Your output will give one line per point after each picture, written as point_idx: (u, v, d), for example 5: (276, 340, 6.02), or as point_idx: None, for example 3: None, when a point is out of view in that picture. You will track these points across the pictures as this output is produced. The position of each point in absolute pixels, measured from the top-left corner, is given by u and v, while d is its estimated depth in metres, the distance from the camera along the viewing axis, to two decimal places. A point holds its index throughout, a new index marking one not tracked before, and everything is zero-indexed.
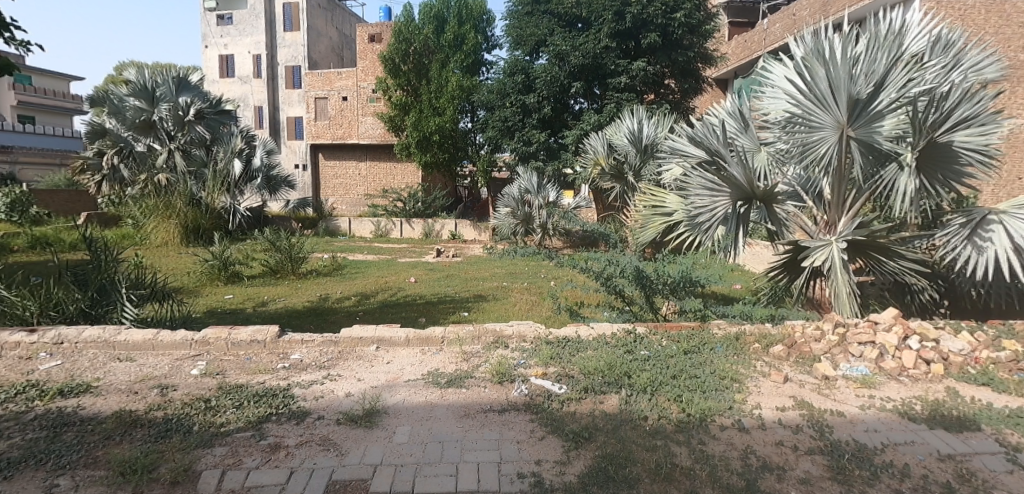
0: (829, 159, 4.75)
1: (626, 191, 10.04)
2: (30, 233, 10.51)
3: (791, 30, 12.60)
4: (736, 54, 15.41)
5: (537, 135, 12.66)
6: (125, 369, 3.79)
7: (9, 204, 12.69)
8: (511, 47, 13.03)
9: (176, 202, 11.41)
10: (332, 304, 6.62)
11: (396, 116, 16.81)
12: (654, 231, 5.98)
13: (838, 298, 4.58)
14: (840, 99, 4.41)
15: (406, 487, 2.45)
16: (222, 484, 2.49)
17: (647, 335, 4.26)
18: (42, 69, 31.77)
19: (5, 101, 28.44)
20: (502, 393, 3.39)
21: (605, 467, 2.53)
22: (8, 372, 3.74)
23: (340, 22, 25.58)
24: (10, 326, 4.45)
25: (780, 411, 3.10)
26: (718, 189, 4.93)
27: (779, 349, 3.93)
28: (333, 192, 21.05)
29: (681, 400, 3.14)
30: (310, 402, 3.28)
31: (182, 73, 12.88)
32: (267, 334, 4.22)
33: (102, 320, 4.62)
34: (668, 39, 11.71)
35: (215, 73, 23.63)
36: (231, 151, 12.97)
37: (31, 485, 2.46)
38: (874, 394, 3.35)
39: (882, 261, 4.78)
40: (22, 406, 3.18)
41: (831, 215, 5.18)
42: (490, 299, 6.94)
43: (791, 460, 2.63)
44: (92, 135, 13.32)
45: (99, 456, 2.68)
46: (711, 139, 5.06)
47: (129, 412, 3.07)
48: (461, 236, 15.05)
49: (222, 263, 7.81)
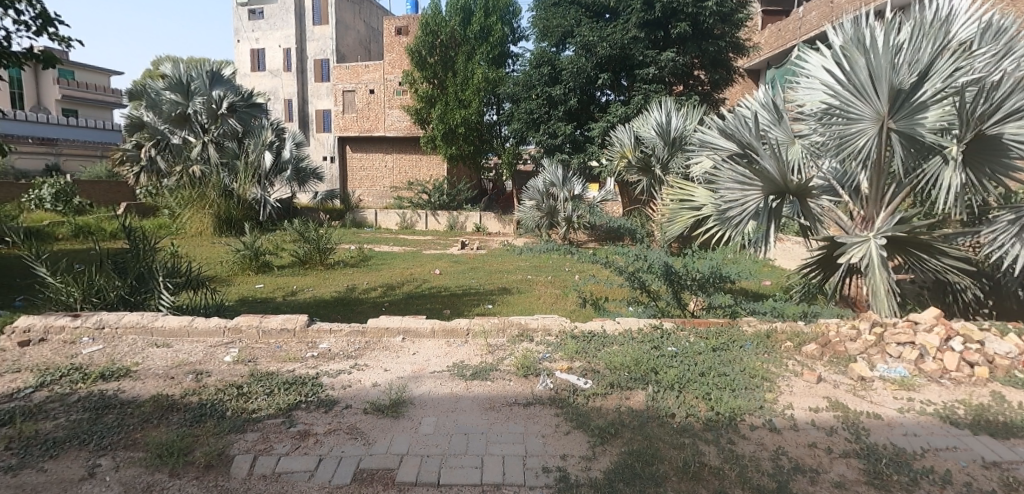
0: (867, 152, 4.61)
1: (653, 185, 9.89)
2: (73, 222, 10.89)
3: (828, 18, 12.23)
4: (769, 44, 15.06)
5: (563, 128, 12.58)
6: (162, 355, 3.91)
7: (55, 194, 13.12)
8: (538, 39, 12.93)
9: (210, 193, 11.79)
10: (358, 295, 6.71)
11: (422, 109, 16.79)
12: (681, 225, 5.88)
13: (876, 297, 4.42)
14: (880, 89, 4.26)
15: (432, 478, 2.47)
16: (254, 469, 2.54)
17: (674, 331, 4.21)
18: (83, 65, 32.92)
19: (50, 95, 29.57)
20: (527, 386, 3.38)
21: (631, 464, 2.51)
22: (54, 355, 3.89)
23: (368, 15, 25.77)
24: (56, 311, 4.61)
25: (813, 411, 3.02)
26: (750, 182, 4.82)
27: (812, 348, 3.82)
28: (360, 184, 21.31)
29: (710, 398, 3.08)
30: (338, 391, 3.33)
31: (216, 66, 13.13)
32: (296, 322, 4.31)
33: (141, 307, 4.79)
34: (698, 29, 11.43)
35: (247, 67, 24.13)
36: (262, 143, 13.22)
37: (75, 465, 2.56)
38: (914, 397, 3.24)
39: (923, 259, 4.60)
40: (67, 388, 3.31)
41: (868, 210, 5.03)
42: (514, 291, 6.95)
43: (824, 462, 2.56)
44: (131, 128, 13.72)
45: (138, 439, 2.77)
46: (743, 131, 4.97)
47: (166, 396, 3.17)
48: (485, 228, 15.07)
49: (253, 253, 7.98)
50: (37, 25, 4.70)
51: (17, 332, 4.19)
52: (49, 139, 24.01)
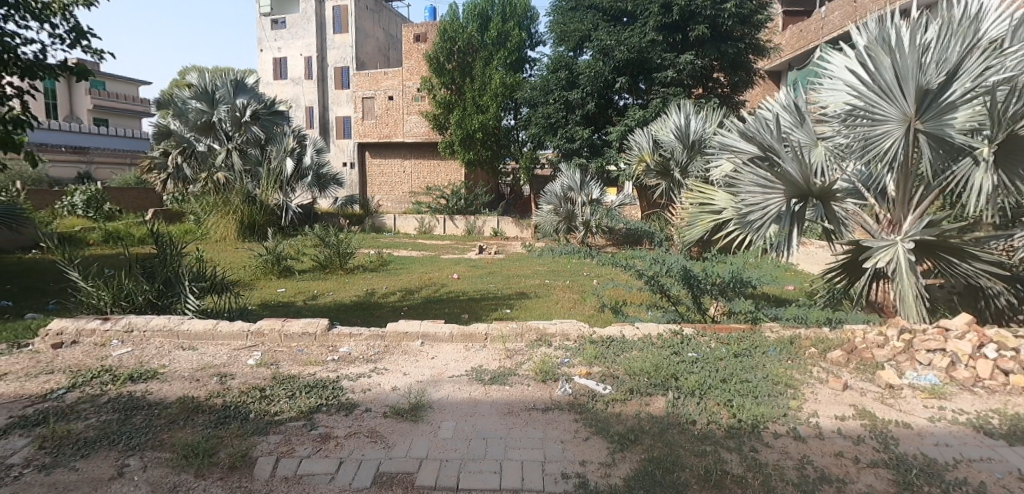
0: (893, 154, 4.50)
1: (672, 189, 9.78)
2: (103, 228, 11.20)
3: (851, 18, 12.01)
4: (790, 45, 14.86)
5: (581, 132, 12.53)
6: (188, 357, 4.00)
7: (86, 201, 13.53)
8: (555, 44, 12.95)
9: (233, 199, 12.02)
10: (378, 299, 6.77)
11: (440, 115, 16.92)
12: (701, 229, 5.81)
13: (904, 302, 4.32)
14: (907, 90, 4.18)
15: (451, 482, 2.47)
16: (276, 471, 2.58)
17: (695, 337, 4.14)
18: (114, 76, 33.96)
19: (83, 105, 30.59)
20: (546, 392, 3.37)
21: (652, 471, 2.48)
22: (85, 357, 4.01)
23: (387, 23, 26.13)
24: (87, 315, 4.75)
25: (839, 420, 2.95)
26: (772, 185, 4.74)
27: (838, 354, 3.73)
28: (379, 190, 21.49)
29: (733, 405, 3.03)
30: (358, 394, 3.36)
31: (240, 75, 13.50)
32: (318, 326, 4.37)
33: (168, 311, 4.89)
34: (717, 31, 11.33)
35: (269, 76, 24.59)
36: (284, 150, 13.38)
37: (105, 464, 2.63)
38: (945, 405, 3.14)
39: (954, 263, 4.46)
40: (97, 390, 3.40)
41: (896, 214, 4.91)
42: (532, 296, 6.93)
43: (852, 472, 2.50)
44: (159, 136, 14.14)
45: (165, 439, 2.83)
46: (765, 133, 4.89)
47: (192, 398, 3.24)
48: (503, 233, 15.08)
49: (275, 257, 8.13)
50: (71, 38, 4.87)
51: (51, 334, 4.33)
52: (81, 148, 24.84)
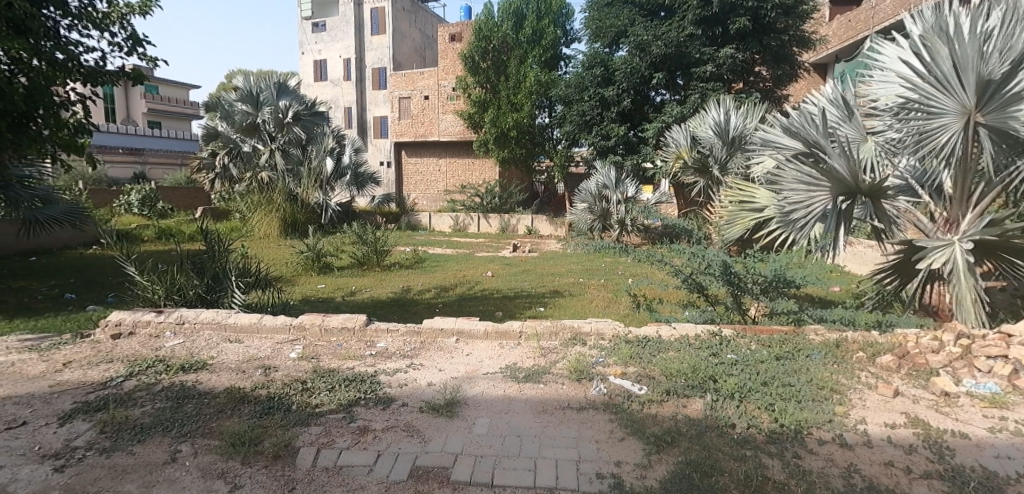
0: (951, 149, 4.26)
1: (710, 186, 9.55)
2: (157, 225, 11.76)
3: (904, 6, 11.43)
4: (837, 36, 14.26)
5: (616, 129, 12.36)
6: (235, 350, 4.16)
7: (141, 200, 14.24)
8: (591, 40, 12.83)
9: (276, 198, 12.40)
10: (413, 296, 6.88)
11: (475, 113, 17.01)
12: (741, 228, 5.66)
13: (962, 305, 4.08)
14: (966, 81, 3.94)
15: (485, 478, 2.49)
16: (317, 462, 2.65)
17: (734, 339, 4.02)
18: (166, 80, 35.62)
19: (138, 108, 32.29)
20: (580, 391, 3.34)
21: (689, 474, 2.43)
22: (140, 348, 4.23)
23: (423, 23, 26.46)
24: (143, 308, 5.00)
25: (890, 428, 2.81)
26: (817, 182, 4.55)
27: (888, 359, 3.55)
28: (415, 188, 21.83)
29: (774, 409, 2.94)
30: (395, 389, 3.42)
31: (282, 78, 14.00)
32: (356, 322, 4.47)
33: (217, 305, 5.09)
34: (759, 24, 10.98)
35: (310, 78, 25.25)
36: (324, 150, 13.88)
37: (159, 450, 2.77)
38: (1007, 415, 2.95)
39: (1018, 264, 4.19)
40: (151, 378, 3.58)
41: (952, 212, 4.64)
42: (565, 294, 6.91)
43: (903, 483, 2.38)
44: (208, 137, 14.77)
45: (213, 427, 2.96)
46: (810, 129, 4.67)
47: (239, 389, 3.37)
48: (538, 231, 15.04)
49: (314, 254, 8.37)
50: (128, 46, 5.14)
51: (110, 325, 4.58)
52: (137, 149, 26.25)
